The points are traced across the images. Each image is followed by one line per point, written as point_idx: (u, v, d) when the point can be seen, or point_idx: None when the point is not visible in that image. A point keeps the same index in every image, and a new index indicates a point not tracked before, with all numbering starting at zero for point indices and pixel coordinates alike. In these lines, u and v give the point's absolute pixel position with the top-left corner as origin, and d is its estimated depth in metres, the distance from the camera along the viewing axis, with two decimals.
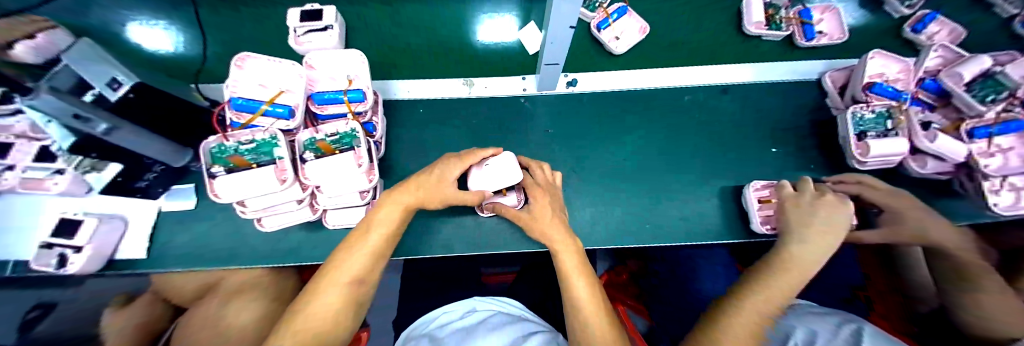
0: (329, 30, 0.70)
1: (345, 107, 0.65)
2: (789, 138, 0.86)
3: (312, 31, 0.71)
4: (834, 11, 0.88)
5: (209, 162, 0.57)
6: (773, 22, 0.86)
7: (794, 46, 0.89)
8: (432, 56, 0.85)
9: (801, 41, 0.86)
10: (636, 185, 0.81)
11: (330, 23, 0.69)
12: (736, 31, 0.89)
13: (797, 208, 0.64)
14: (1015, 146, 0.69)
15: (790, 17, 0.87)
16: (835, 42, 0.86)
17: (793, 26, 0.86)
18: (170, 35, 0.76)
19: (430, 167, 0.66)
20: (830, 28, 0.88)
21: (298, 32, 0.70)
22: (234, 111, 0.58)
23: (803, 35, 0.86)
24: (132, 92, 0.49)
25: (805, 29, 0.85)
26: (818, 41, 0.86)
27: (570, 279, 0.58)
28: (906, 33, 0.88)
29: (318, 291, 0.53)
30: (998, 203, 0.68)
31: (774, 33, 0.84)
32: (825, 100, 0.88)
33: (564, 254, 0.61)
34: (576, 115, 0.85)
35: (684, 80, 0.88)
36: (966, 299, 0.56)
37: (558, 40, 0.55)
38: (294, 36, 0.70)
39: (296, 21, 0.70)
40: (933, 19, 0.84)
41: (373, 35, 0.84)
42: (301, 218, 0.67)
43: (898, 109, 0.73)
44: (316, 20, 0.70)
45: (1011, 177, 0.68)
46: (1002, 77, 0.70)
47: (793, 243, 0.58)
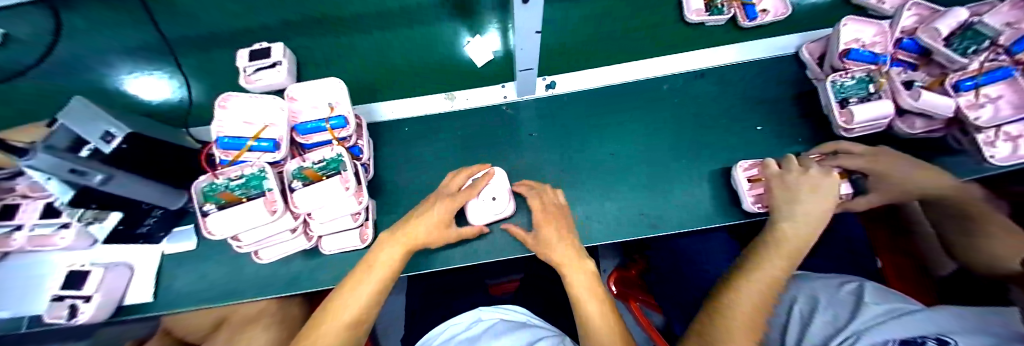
0: (278, 66, 0.81)
1: (328, 134, 0.67)
2: (772, 116, 0.90)
3: (263, 68, 0.81)
4: None
5: (202, 201, 0.61)
6: (713, 8, 0.90)
7: (740, 27, 0.93)
8: (430, 74, 0.92)
9: (743, 22, 0.90)
10: (633, 182, 0.85)
11: (278, 59, 0.80)
12: (680, 21, 0.93)
13: (785, 188, 0.67)
14: (1002, 95, 0.74)
15: (731, 0, 0.91)
16: (778, 18, 0.89)
17: (734, 8, 0.90)
18: (132, 78, 0.89)
19: (427, 209, 0.65)
20: (773, 5, 0.91)
21: (248, 71, 0.80)
22: (221, 150, 0.62)
23: (745, 16, 0.90)
24: (125, 142, 0.60)
25: (746, 10, 0.90)
26: (761, 19, 0.90)
27: (576, 292, 0.62)
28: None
29: (318, 329, 0.55)
30: (995, 155, 0.71)
31: (714, 17, 0.88)
32: (805, 72, 0.92)
33: (571, 273, 0.64)
34: (562, 116, 0.92)
35: (664, 70, 0.94)
36: (1000, 253, 0.65)
37: (526, 47, 0.66)
38: (244, 75, 0.80)
39: (246, 61, 0.79)
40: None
41: (369, 63, 0.91)
42: (297, 246, 0.72)
43: (877, 72, 0.78)
44: (265, 59, 0.79)
45: (1005, 127, 0.72)
46: (981, 27, 0.77)
47: (783, 221, 0.64)
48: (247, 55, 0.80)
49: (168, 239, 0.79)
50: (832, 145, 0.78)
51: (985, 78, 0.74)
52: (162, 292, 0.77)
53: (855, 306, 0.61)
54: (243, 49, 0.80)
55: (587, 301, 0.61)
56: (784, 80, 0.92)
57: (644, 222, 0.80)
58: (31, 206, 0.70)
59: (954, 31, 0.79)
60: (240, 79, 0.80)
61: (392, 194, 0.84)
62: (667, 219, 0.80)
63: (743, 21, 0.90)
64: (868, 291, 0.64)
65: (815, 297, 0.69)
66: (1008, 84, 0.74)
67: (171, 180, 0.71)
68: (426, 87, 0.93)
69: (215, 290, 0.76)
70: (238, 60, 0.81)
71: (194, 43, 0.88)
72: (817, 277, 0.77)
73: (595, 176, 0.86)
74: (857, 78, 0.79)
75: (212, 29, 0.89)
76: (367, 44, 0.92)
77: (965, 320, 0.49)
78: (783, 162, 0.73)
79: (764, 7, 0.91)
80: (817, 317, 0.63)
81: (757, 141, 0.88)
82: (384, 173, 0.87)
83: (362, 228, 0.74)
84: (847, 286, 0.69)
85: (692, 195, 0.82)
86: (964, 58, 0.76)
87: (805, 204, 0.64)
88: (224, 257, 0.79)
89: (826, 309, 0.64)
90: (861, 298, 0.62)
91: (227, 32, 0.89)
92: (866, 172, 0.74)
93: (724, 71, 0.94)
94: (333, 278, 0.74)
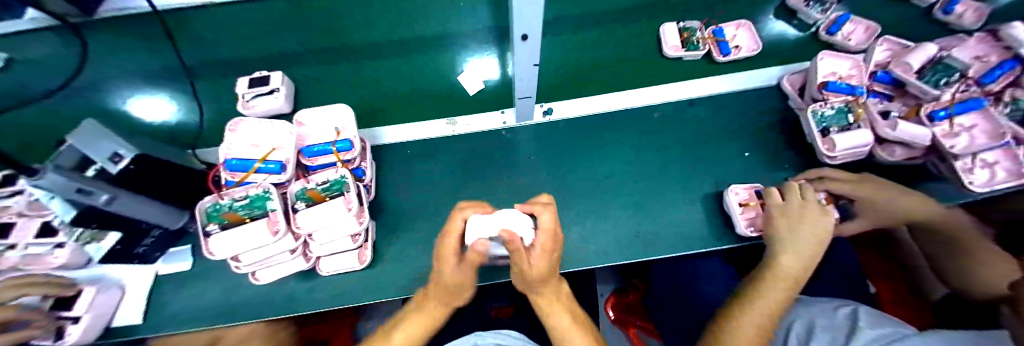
0: (275, 93, 0.83)
1: (334, 156, 0.69)
2: (758, 143, 0.94)
3: (260, 95, 0.83)
4: (747, 26, 0.96)
5: (205, 221, 0.61)
6: (689, 44, 0.91)
7: (715, 62, 0.96)
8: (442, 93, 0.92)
9: (720, 57, 0.93)
10: (627, 206, 0.86)
11: (276, 86, 0.82)
12: (658, 54, 0.93)
13: (785, 217, 0.71)
14: (977, 123, 0.80)
15: (706, 38, 0.94)
16: (752, 53, 0.94)
17: (710, 44, 0.93)
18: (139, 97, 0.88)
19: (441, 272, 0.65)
20: (746, 42, 0.96)
21: (245, 97, 0.84)
22: (228, 171, 0.64)
23: (720, 51, 0.93)
24: (132, 163, 0.62)
25: (720, 47, 0.93)
26: (736, 54, 0.94)
27: (569, 338, 0.59)
28: (824, 36, 0.95)
29: None
30: (974, 182, 0.75)
31: (692, 53, 0.89)
32: (788, 102, 0.98)
33: (554, 314, 0.61)
34: (561, 140, 0.95)
35: (652, 99, 0.98)
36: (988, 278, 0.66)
37: (526, 78, 0.69)
38: (243, 101, 0.83)
39: (243, 88, 0.83)
40: (849, 19, 0.95)
41: (381, 84, 0.90)
42: (296, 267, 0.71)
43: (856, 103, 0.83)
44: (260, 86, 0.82)
45: (981, 155, 0.77)
46: (950, 62, 0.82)
47: (783, 255, 0.68)
48: (247, 81, 0.84)
49: (164, 259, 0.79)
50: (816, 172, 0.81)
51: (958, 109, 0.80)
52: (153, 314, 0.75)
53: (851, 331, 0.61)
54: (244, 77, 0.84)
55: (574, 338, 0.58)
56: (768, 110, 0.98)
57: (640, 245, 0.81)
58: (26, 225, 0.68)
59: (925, 65, 0.84)
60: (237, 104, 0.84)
61: (393, 214, 0.85)
62: (662, 241, 0.82)
63: (716, 56, 0.93)
64: (862, 315, 0.65)
65: (810, 321, 0.70)
66: (980, 114, 0.80)
67: (173, 201, 0.72)
68: (436, 97, 0.93)
69: (206, 313, 0.74)
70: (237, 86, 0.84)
71: (213, 67, 0.86)
72: (813, 301, 0.78)
73: (592, 199, 0.88)
74: (837, 108, 0.84)
75: (231, 53, 0.83)
76: (374, 71, 0.88)
77: (957, 343, 0.50)
78: (784, 191, 0.76)
79: (737, 44, 0.96)
80: (815, 341, 0.63)
81: (746, 166, 0.91)
82: (384, 193, 0.88)
83: (360, 250, 0.75)
84: (841, 309, 0.71)
85: (685, 219, 0.85)
86: (937, 89, 0.82)
87: (796, 241, 0.68)
88: (218, 278, 0.78)
89: (822, 332, 0.65)
90: (856, 323, 0.63)
91: (237, 55, 0.84)
92: (853, 198, 0.77)
93: (711, 101, 0.99)
94: (331, 299, 0.74)
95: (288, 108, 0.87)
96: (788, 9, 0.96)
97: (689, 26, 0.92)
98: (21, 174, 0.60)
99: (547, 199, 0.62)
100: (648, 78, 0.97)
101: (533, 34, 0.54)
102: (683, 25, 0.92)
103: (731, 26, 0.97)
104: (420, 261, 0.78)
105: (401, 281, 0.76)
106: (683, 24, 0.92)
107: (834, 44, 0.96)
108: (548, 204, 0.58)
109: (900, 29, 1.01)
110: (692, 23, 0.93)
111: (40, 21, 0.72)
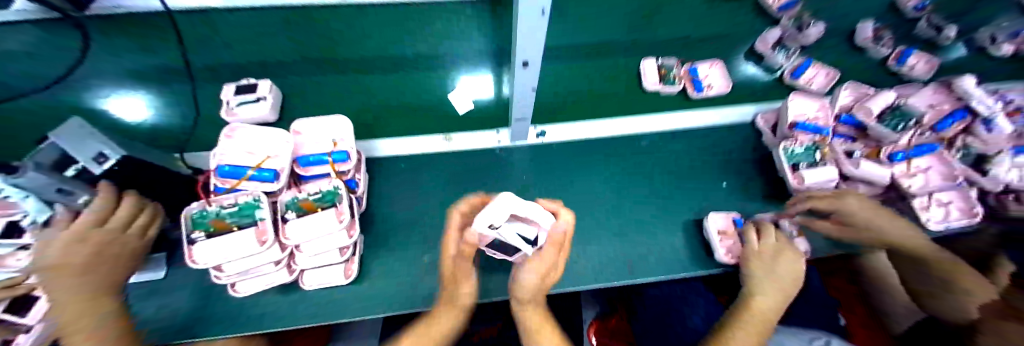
0: (261, 101, 0.82)
1: (329, 167, 0.70)
2: (737, 174, 1.00)
3: (245, 103, 0.83)
4: (719, 65, 1.00)
5: (191, 228, 0.60)
6: (668, 78, 0.97)
7: (690, 98, 1.01)
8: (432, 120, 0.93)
9: (693, 93, 0.99)
10: (614, 229, 0.89)
11: (262, 94, 0.82)
12: (637, 87, 0.98)
13: (760, 261, 0.75)
14: (931, 165, 0.89)
15: (681, 75, 0.99)
16: (721, 93, 0.99)
17: (684, 82, 0.99)
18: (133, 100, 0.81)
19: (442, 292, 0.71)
20: (718, 81, 1.00)
21: (231, 104, 0.83)
22: (221, 177, 0.62)
23: (693, 89, 0.99)
24: (116, 164, 0.62)
25: (694, 85, 0.99)
26: (707, 92, 0.99)
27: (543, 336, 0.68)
28: (788, 79, 1.02)
29: None
30: (931, 218, 0.83)
31: (668, 88, 0.95)
32: (761, 138, 1.06)
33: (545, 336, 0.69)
34: (556, 159, 1.00)
35: (638, 128, 1.06)
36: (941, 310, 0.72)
37: (524, 99, 0.73)
38: (227, 107, 0.82)
39: (228, 95, 0.82)
40: (809, 66, 1.02)
41: (379, 100, 0.89)
42: (278, 279, 0.69)
43: (822, 142, 0.91)
44: (249, 93, 0.81)
45: (934, 195, 0.85)
46: (907, 109, 0.93)
47: (755, 296, 0.72)
48: (232, 89, 0.83)
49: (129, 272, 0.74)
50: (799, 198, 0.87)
51: (915, 152, 0.90)
52: None
53: None
54: (230, 83, 0.83)
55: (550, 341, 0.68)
56: (746, 144, 1.05)
57: (626, 267, 0.84)
58: None
59: (886, 110, 0.94)
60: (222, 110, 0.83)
61: (383, 230, 0.84)
62: (648, 267, 0.84)
63: (692, 93, 0.99)
64: None
65: None
66: (935, 156, 0.90)
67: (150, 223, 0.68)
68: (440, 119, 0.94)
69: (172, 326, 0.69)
70: (223, 93, 0.83)
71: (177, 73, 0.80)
72: None
73: (582, 221, 0.90)
74: (805, 146, 0.91)
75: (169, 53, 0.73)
76: (367, 84, 0.87)
77: None
78: (761, 231, 0.81)
79: (710, 83, 1.00)
80: None
81: (726, 196, 0.96)
82: (375, 207, 0.88)
83: (347, 264, 0.74)
84: None
85: (669, 244, 0.88)
86: (896, 134, 0.92)
87: (770, 279, 0.73)
88: (190, 291, 0.74)
89: None
90: None
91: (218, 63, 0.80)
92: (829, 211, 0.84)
93: (689, 134, 1.07)
94: (312, 314, 0.71)
95: (273, 117, 0.86)
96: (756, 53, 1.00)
97: (665, 64, 0.97)
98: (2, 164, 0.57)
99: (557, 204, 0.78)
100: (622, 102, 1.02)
101: (533, 61, 0.59)
102: (661, 62, 0.97)
103: (705, 65, 1.01)
104: (409, 277, 0.77)
105: (389, 297, 0.75)
106: (661, 61, 0.97)
107: (796, 87, 1.03)
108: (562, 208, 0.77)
109: (858, 78, 1.12)
110: (669, 60, 0.97)
111: (31, 13, 0.58)
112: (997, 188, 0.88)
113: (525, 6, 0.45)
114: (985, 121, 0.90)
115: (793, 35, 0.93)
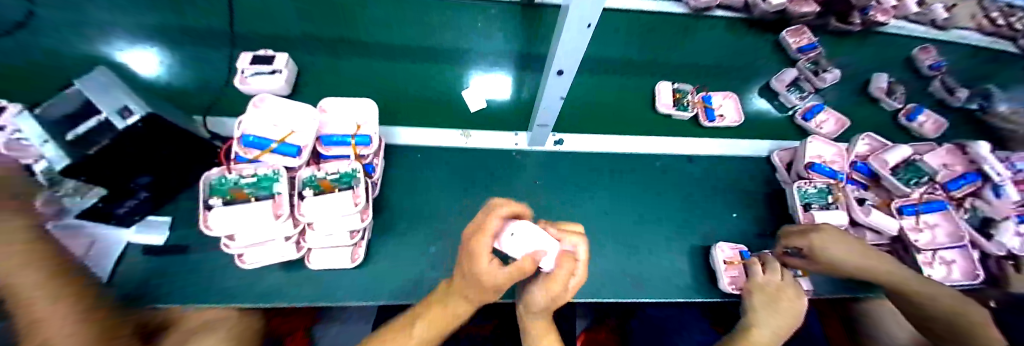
0: (277, 73, 0.91)
1: (350, 148, 0.70)
2: (748, 206, 1.00)
3: (260, 73, 0.91)
4: (733, 98, 1.12)
5: (209, 194, 0.60)
6: (680, 105, 1.09)
7: (701, 125, 1.10)
8: (438, 102, 1.02)
9: (705, 122, 1.07)
10: (622, 245, 0.89)
11: (279, 67, 0.91)
12: (651, 110, 1.10)
13: (763, 292, 0.74)
14: (939, 223, 0.88)
15: (696, 102, 1.10)
16: (734, 124, 1.08)
17: (698, 109, 1.09)
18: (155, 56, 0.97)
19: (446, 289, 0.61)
20: (731, 113, 1.10)
21: (246, 72, 0.91)
22: (244, 146, 0.63)
23: (706, 117, 1.08)
24: (141, 121, 0.62)
25: (707, 113, 1.08)
26: (720, 122, 1.08)
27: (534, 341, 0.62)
28: (799, 120, 1.10)
29: None
30: (933, 274, 0.84)
31: (681, 112, 1.06)
32: (775, 174, 1.05)
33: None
34: (571, 170, 0.98)
35: (658, 148, 1.04)
36: None
37: (550, 107, 0.73)
38: (241, 76, 0.90)
39: (246, 64, 0.91)
40: (821, 110, 1.10)
41: (395, 84, 1.03)
42: (285, 255, 0.69)
43: (837, 186, 0.90)
44: (265, 65, 0.91)
45: (940, 251, 0.86)
46: (920, 165, 0.94)
47: (761, 327, 0.67)
48: (250, 59, 0.92)
49: (136, 228, 0.72)
50: (794, 228, 0.83)
51: (924, 207, 0.89)
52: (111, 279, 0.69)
53: None
54: (249, 53, 0.92)
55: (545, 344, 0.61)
56: (760, 177, 1.05)
57: (628, 284, 0.84)
58: None
59: (900, 164, 0.95)
60: (236, 77, 0.91)
61: (393, 218, 0.83)
62: (652, 288, 0.84)
63: (703, 120, 1.08)
64: None
65: None
66: (943, 214, 0.88)
67: (172, 180, 0.75)
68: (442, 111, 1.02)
69: (172, 289, 0.69)
70: (240, 62, 0.92)
71: (246, 44, 1.03)
72: None
73: (591, 234, 0.89)
74: (819, 187, 0.92)
75: (264, 35, 1.05)
76: (385, 71, 1.05)
77: None
78: (765, 265, 0.79)
79: (723, 113, 1.10)
80: None
81: (734, 227, 0.96)
82: (387, 195, 0.87)
83: (354, 248, 0.74)
84: None
85: (675, 268, 0.87)
86: (907, 187, 0.92)
87: (776, 313, 0.69)
88: (192, 255, 0.73)
89: None
90: None
91: (251, 32, 1.05)
92: (799, 246, 0.79)
93: (708, 159, 1.06)
94: (314, 294, 0.71)
95: (284, 91, 0.93)
96: (769, 89, 1.18)
97: (682, 90, 1.11)
98: (70, 111, 0.62)
99: (582, 229, 0.63)
100: (618, 111, 1.09)
101: (567, 71, 0.58)
102: (677, 87, 1.12)
103: (720, 96, 1.13)
104: (414, 269, 0.77)
105: (392, 286, 0.74)
106: (678, 87, 1.12)
107: (807, 129, 1.10)
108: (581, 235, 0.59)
109: (873, 128, 1.14)
110: (685, 87, 1.12)
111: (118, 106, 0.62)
112: (1001, 253, 0.86)
113: (569, 23, 0.46)
114: (995, 187, 0.91)
115: (809, 78, 1.16)
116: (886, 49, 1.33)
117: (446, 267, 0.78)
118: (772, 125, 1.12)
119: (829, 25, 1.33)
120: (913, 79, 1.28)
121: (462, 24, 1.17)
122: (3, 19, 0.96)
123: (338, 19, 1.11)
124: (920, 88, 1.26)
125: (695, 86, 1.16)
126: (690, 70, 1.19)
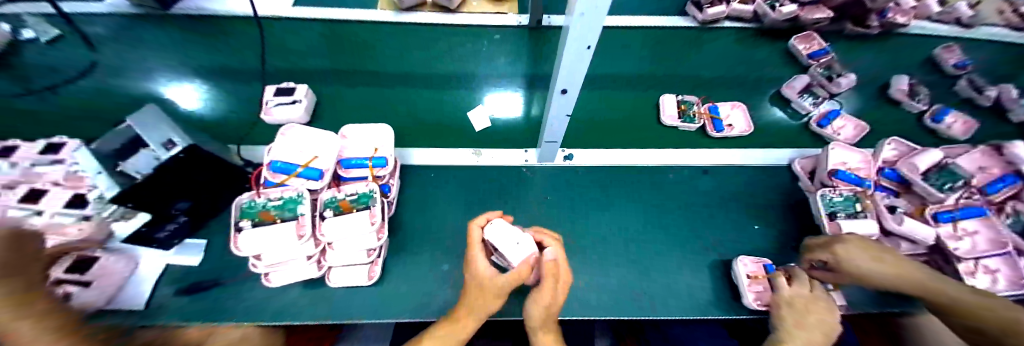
0: (298, 103, 0.98)
1: (368, 170, 0.74)
2: (767, 217, 0.97)
3: (282, 104, 0.99)
4: (741, 107, 1.11)
5: (239, 216, 0.64)
6: (686, 116, 1.09)
7: (709, 136, 1.09)
8: (450, 122, 1.06)
9: (713, 132, 1.07)
10: (636, 259, 0.88)
11: (299, 98, 0.99)
12: (658, 123, 1.10)
13: (791, 306, 0.71)
14: (980, 230, 0.83)
15: (702, 113, 1.10)
16: (744, 133, 1.07)
17: (704, 119, 1.09)
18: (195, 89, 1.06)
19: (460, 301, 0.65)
20: (740, 122, 1.10)
21: (270, 103, 0.99)
22: (272, 172, 0.68)
23: (713, 127, 1.08)
24: (183, 152, 0.68)
25: (714, 123, 1.08)
26: (728, 132, 1.07)
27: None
28: (813, 127, 1.08)
29: None
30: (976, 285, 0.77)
31: (687, 124, 1.06)
32: (798, 183, 1.02)
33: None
34: (580, 184, 0.99)
35: (669, 160, 1.04)
36: None
37: (556, 124, 0.75)
38: (266, 106, 0.98)
39: (270, 96, 0.98)
40: (838, 116, 1.08)
41: (409, 107, 1.08)
42: (307, 274, 0.72)
43: (864, 194, 0.87)
44: (287, 96, 0.98)
45: (982, 260, 0.80)
46: (955, 169, 0.88)
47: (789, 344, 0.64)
48: (274, 91, 1.01)
49: (176, 250, 0.77)
50: (825, 239, 0.80)
51: (961, 213, 0.83)
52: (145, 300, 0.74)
53: None
54: (273, 86, 1.01)
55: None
56: (777, 186, 1.02)
57: (643, 301, 0.82)
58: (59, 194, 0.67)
59: (931, 168, 0.90)
60: (262, 109, 0.99)
61: (407, 236, 0.86)
62: (669, 304, 0.82)
63: (711, 130, 1.07)
64: None
65: None
66: (982, 221, 0.83)
67: (205, 206, 0.79)
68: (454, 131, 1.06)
69: (200, 309, 0.72)
70: (265, 94, 1.00)
71: (272, 77, 1.12)
72: None
73: (602, 249, 0.89)
74: (845, 196, 0.88)
75: (290, 68, 1.14)
76: (400, 95, 1.11)
77: None
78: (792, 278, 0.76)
79: (731, 123, 1.10)
80: None
81: (753, 238, 0.93)
82: (401, 215, 0.90)
83: (372, 265, 0.76)
84: None
85: (692, 282, 0.85)
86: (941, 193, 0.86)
87: (805, 331, 0.66)
88: (220, 275, 0.77)
89: None
90: None
91: (278, 65, 1.14)
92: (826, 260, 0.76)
93: (720, 170, 1.04)
94: (332, 312, 0.73)
95: (303, 119, 1.00)
96: (781, 97, 1.17)
97: (687, 101, 1.12)
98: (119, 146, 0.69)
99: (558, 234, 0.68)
100: (625, 124, 1.10)
101: (572, 90, 0.60)
102: (681, 99, 1.12)
103: (727, 106, 1.13)
104: (428, 287, 0.78)
105: (406, 304, 0.75)
106: (682, 98, 1.12)
107: (824, 136, 1.07)
108: (559, 239, 0.66)
109: (897, 131, 1.10)
110: (689, 98, 1.13)
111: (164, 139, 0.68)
112: None
113: (569, 46, 0.48)
114: None
115: (823, 84, 1.14)
116: (904, 51, 1.29)
117: (457, 283, 0.79)
118: (787, 133, 1.10)
119: (845, 30, 1.33)
120: (936, 79, 1.23)
121: (471, 49, 1.23)
122: (67, 65, 1.08)
123: (359, 50, 1.20)
124: (946, 88, 1.21)
125: (701, 96, 1.16)
126: (697, 81, 1.19)
